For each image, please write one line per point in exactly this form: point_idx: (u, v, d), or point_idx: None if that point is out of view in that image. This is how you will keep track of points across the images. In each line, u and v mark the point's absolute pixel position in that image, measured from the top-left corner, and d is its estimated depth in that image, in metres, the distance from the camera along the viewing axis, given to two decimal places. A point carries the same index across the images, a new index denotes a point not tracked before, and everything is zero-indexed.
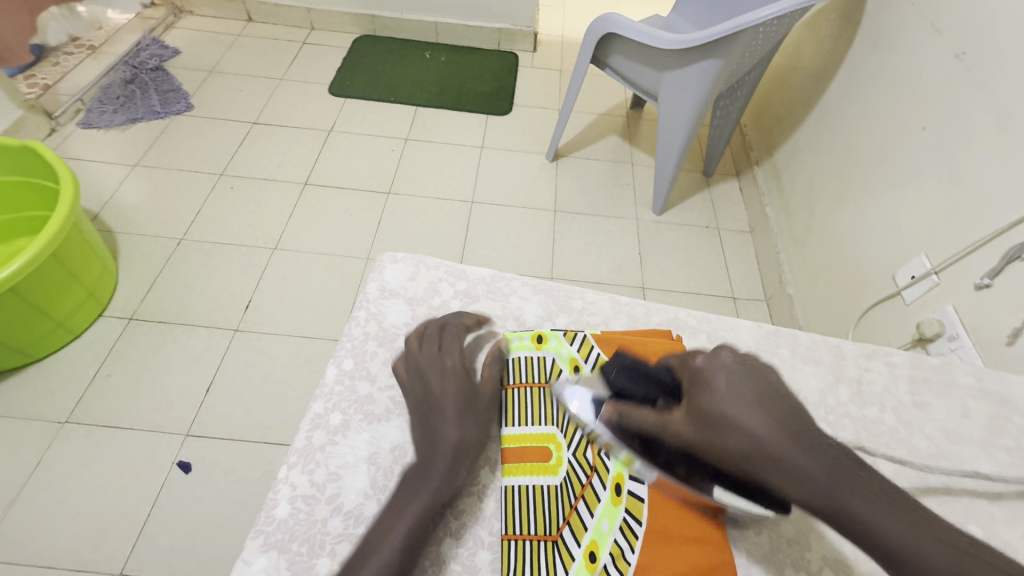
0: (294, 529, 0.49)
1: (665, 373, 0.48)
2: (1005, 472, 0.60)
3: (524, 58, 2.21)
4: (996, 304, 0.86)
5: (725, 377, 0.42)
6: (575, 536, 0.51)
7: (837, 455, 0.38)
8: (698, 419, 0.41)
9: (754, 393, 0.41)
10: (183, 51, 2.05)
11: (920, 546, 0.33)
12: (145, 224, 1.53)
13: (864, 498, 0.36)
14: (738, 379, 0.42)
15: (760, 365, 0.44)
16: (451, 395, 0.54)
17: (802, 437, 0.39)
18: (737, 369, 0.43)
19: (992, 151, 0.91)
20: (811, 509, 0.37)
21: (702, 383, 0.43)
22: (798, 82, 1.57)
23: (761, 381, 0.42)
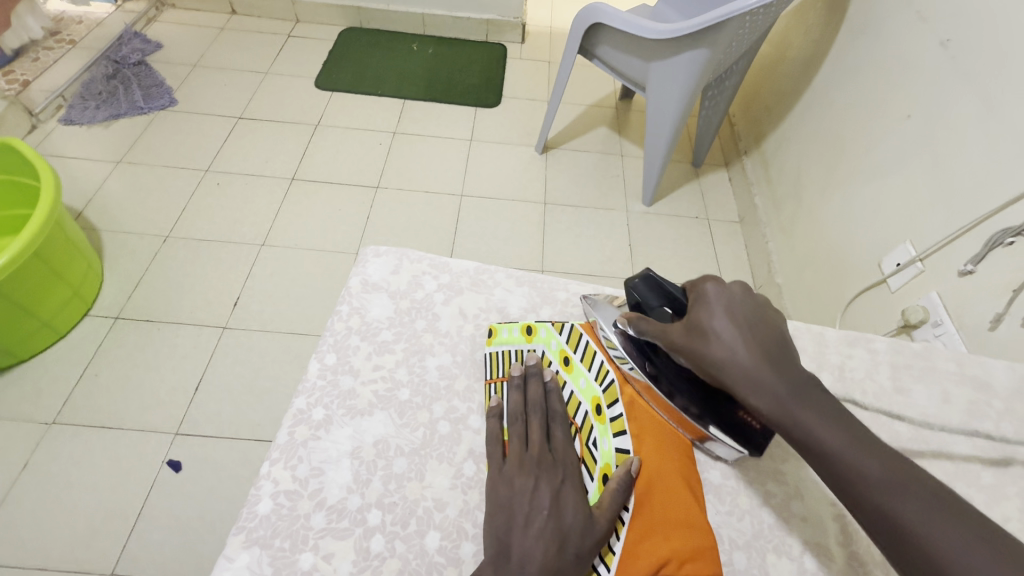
0: (277, 525, 0.49)
1: (680, 293, 0.54)
2: (984, 455, 0.61)
3: (513, 50, 2.19)
4: (980, 290, 0.87)
5: (724, 303, 0.48)
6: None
7: (803, 380, 0.45)
8: (691, 333, 0.49)
9: (743, 316, 0.47)
10: (166, 45, 2.02)
11: (850, 454, 0.40)
12: (130, 222, 1.51)
13: (813, 412, 0.42)
14: (735, 306, 0.48)
15: (759, 301, 0.50)
16: (541, 473, 0.51)
17: (774, 360, 0.45)
18: (736, 299, 0.49)
19: (976, 138, 0.91)
20: (765, 415, 0.44)
21: (701, 303, 0.49)
22: (786, 72, 1.58)
23: (756, 312, 0.48)
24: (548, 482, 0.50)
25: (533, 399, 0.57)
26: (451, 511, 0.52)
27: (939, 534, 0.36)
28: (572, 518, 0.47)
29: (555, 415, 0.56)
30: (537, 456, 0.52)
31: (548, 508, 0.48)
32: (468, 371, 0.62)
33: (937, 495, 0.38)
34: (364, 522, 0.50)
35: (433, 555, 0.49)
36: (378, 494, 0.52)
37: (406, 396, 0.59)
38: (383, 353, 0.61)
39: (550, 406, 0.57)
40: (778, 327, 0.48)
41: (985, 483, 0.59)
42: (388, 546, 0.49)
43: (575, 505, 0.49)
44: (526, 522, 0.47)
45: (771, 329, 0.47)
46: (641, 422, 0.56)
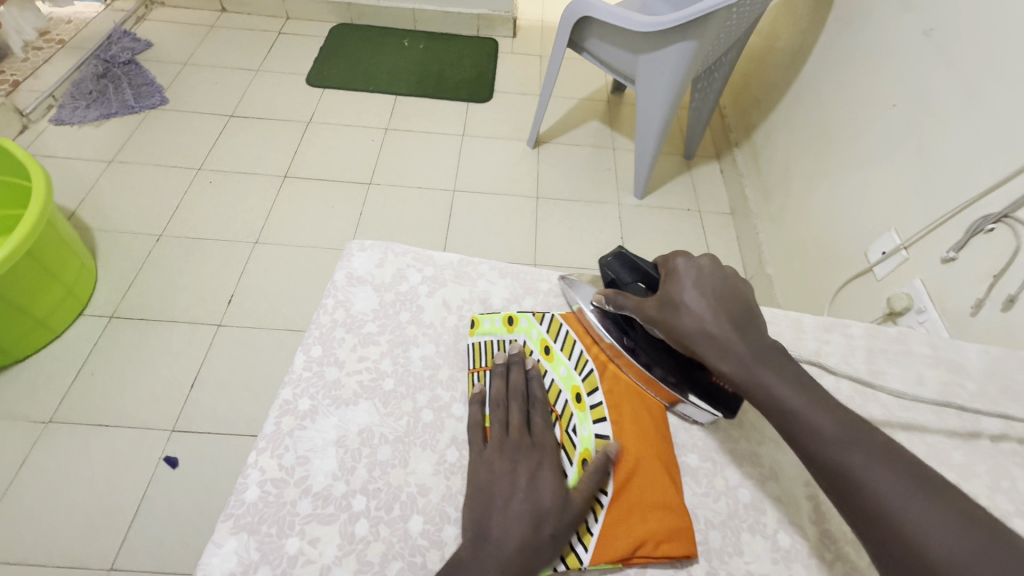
0: (263, 511, 0.50)
1: (652, 269, 0.58)
2: (956, 435, 0.62)
3: (504, 44, 2.19)
4: (961, 276, 0.88)
5: (695, 277, 0.51)
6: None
7: (768, 346, 0.47)
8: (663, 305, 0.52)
9: (713, 289, 0.50)
10: (156, 44, 2.01)
11: (810, 413, 0.42)
12: (122, 221, 1.52)
13: (775, 374, 0.45)
14: (704, 280, 0.51)
15: (734, 275, 0.52)
16: (518, 457, 0.52)
17: (744, 329, 0.48)
18: (707, 272, 0.51)
19: (959, 126, 0.92)
20: (731, 379, 0.47)
21: (674, 278, 0.53)
22: (774, 63, 1.58)
23: (728, 284, 0.51)
24: (524, 463, 0.51)
25: (514, 385, 0.58)
26: (434, 496, 0.53)
27: (889, 485, 0.38)
28: (544, 497, 0.49)
29: (536, 400, 0.58)
30: (516, 438, 0.53)
31: (523, 488, 0.49)
32: (452, 361, 0.63)
33: (889, 451, 0.40)
34: (348, 508, 0.51)
35: (417, 538, 0.51)
36: (363, 481, 0.53)
37: (391, 385, 0.60)
38: (367, 344, 0.62)
39: (532, 390, 0.59)
40: (750, 297, 0.51)
41: (957, 462, 0.60)
42: (372, 530, 0.50)
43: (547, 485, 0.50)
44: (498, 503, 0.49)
45: (740, 299, 0.50)
46: (620, 407, 0.57)
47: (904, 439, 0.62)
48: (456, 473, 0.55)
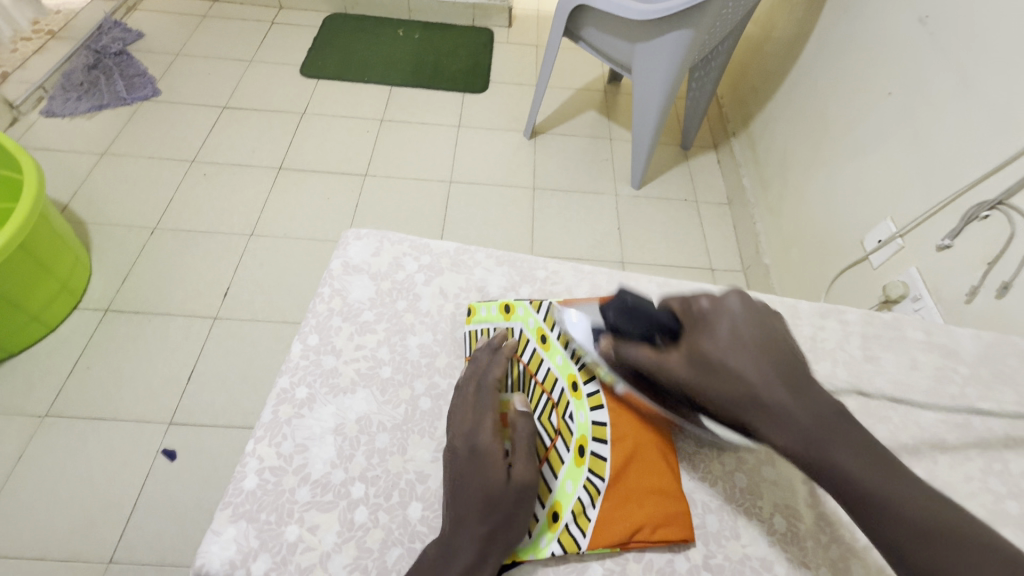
0: (262, 499, 0.50)
1: (668, 318, 0.51)
2: (950, 419, 0.63)
3: (500, 34, 2.17)
4: (956, 264, 0.89)
5: (731, 325, 0.47)
6: (539, 499, 0.53)
7: (828, 411, 0.43)
8: (697, 362, 0.47)
9: (754, 342, 0.46)
10: (148, 34, 1.99)
11: (894, 498, 0.38)
12: (116, 214, 1.50)
13: (844, 449, 0.40)
14: (743, 331, 0.46)
15: (765, 315, 0.49)
16: (467, 449, 0.52)
17: (793, 385, 0.44)
18: (741, 319, 0.47)
19: (953, 114, 0.92)
20: (794, 454, 0.42)
21: (705, 328, 0.48)
22: (771, 52, 1.57)
23: (766, 333, 0.47)
24: (467, 457, 0.51)
25: (477, 374, 0.58)
26: (433, 483, 0.53)
27: None
28: (480, 490, 0.49)
29: (486, 388, 0.56)
30: (461, 430, 0.54)
31: (467, 481, 0.50)
32: (449, 349, 0.63)
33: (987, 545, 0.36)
34: (348, 495, 0.51)
35: (417, 525, 0.51)
36: (361, 468, 0.53)
37: (389, 373, 0.60)
38: (365, 333, 0.62)
39: (483, 379, 0.57)
40: (787, 342, 0.48)
41: (950, 446, 0.61)
42: (371, 517, 0.50)
43: (482, 478, 0.49)
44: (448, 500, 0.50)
45: (783, 353, 0.46)
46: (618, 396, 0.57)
47: (898, 424, 0.62)
48: None
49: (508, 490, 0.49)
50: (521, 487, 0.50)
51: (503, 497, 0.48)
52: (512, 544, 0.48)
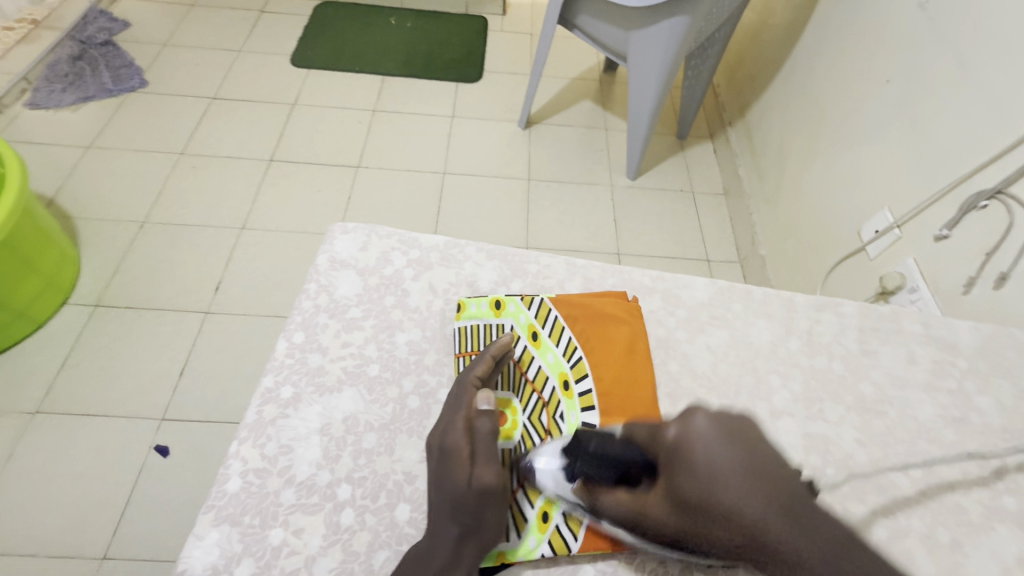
0: (246, 502, 0.49)
1: (636, 454, 0.46)
2: (946, 414, 0.62)
3: (493, 22, 2.14)
4: (953, 254, 0.88)
5: (705, 452, 0.41)
6: (528, 500, 0.52)
7: (838, 538, 0.37)
8: (681, 507, 0.42)
9: (736, 468, 0.40)
10: (134, 24, 1.94)
11: None
12: (104, 208, 1.48)
13: None
14: (722, 456, 0.41)
15: (741, 424, 0.43)
16: (438, 450, 0.50)
17: (795, 516, 0.38)
18: (715, 444, 0.41)
19: (952, 102, 0.91)
20: None
21: (679, 460, 0.43)
22: (768, 39, 1.55)
23: (744, 454, 0.41)
24: (438, 458, 0.49)
25: (466, 369, 0.56)
26: (421, 483, 0.52)
27: None
28: (446, 493, 0.47)
29: (464, 384, 0.54)
30: (437, 428, 0.52)
31: (441, 481, 0.48)
32: (437, 346, 0.62)
33: None
34: (334, 497, 0.51)
35: (405, 526, 0.50)
36: (348, 469, 0.52)
37: (376, 371, 0.59)
38: (351, 330, 0.61)
39: (465, 375, 0.55)
40: (772, 452, 0.42)
41: (947, 441, 0.60)
42: (358, 519, 0.50)
43: (446, 480, 0.47)
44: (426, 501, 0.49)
45: (771, 473, 0.40)
46: (609, 396, 0.57)
47: (894, 418, 0.62)
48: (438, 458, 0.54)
49: (468, 493, 0.46)
50: (485, 489, 0.46)
51: (465, 501, 0.46)
52: (487, 544, 0.47)
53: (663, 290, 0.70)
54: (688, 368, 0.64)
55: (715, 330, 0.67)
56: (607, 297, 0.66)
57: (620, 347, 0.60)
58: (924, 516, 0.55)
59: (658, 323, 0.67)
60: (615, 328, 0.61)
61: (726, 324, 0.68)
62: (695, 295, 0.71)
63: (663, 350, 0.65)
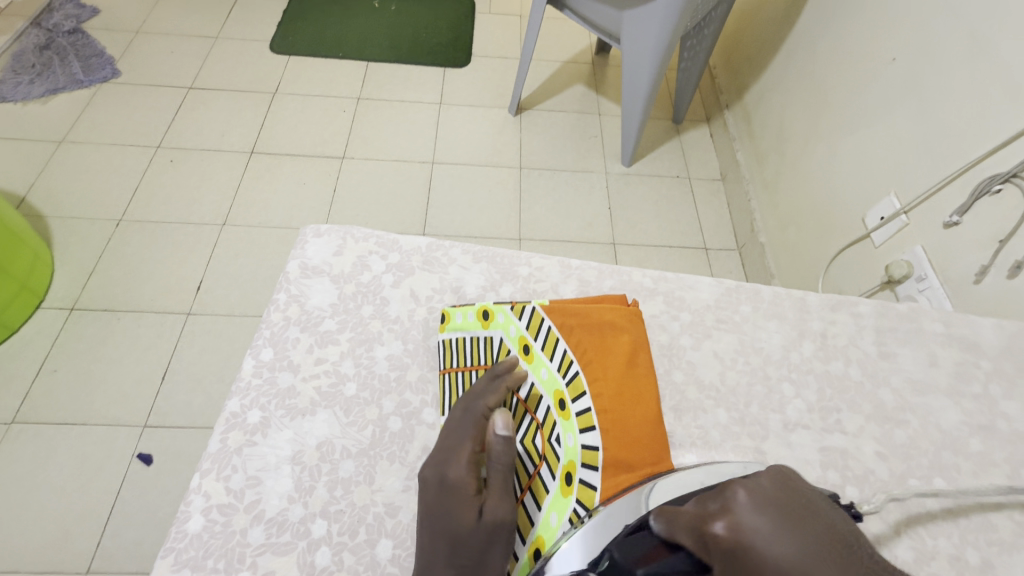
0: (209, 543, 0.47)
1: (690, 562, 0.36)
2: (972, 421, 0.59)
3: (481, 4, 2.06)
4: (965, 243, 0.84)
5: (777, 538, 0.34)
6: (521, 536, 0.50)
7: None
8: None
9: (818, 552, 0.33)
10: (103, 10, 1.85)
11: None
12: (78, 206, 1.41)
13: None
14: (795, 538, 0.34)
15: (785, 493, 0.37)
16: (438, 485, 0.47)
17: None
18: (775, 538, 0.34)
19: (963, 82, 0.86)
20: None
21: (753, 558, 0.34)
22: (767, 18, 1.49)
23: (803, 536, 0.34)
24: (437, 492, 0.47)
25: (470, 395, 0.53)
26: (404, 517, 0.50)
27: None
28: (447, 532, 0.44)
29: (474, 414, 0.51)
30: (435, 459, 0.49)
31: (437, 516, 0.45)
32: (420, 361, 0.59)
33: None
34: (308, 534, 0.48)
35: (387, 566, 0.47)
36: (323, 502, 0.50)
37: (354, 391, 0.56)
38: (326, 344, 0.58)
39: (475, 404, 0.52)
40: (827, 520, 0.36)
41: (973, 450, 0.57)
42: (334, 559, 0.47)
43: (447, 517, 0.45)
44: (416, 540, 0.46)
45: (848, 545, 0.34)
46: (609, 414, 0.53)
47: (916, 426, 0.58)
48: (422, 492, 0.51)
49: (477, 532, 0.44)
50: (495, 525, 0.44)
51: (471, 539, 0.44)
52: None
53: (666, 293, 0.66)
54: (694, 377, 0.60)
55: (723, 334, 0.63)
56: (606, 301, 0.62)
57: (621, 358, 0.56)
58: (951, 533, 0.52)
59: (661, 329, 0.63)
60: (615, 337, 0.57)
61: (734, 327, 0.64)
62: (700, 296, 0.66)
63: (666, 358, 0.61)
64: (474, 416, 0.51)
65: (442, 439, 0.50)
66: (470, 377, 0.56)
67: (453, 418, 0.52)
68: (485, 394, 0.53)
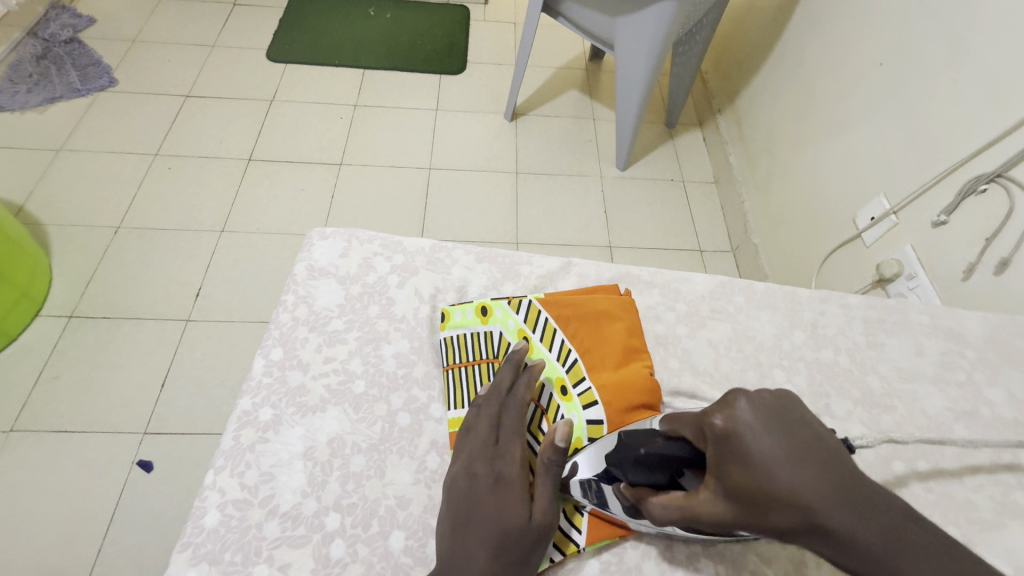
0: (226, 538, 0.48)
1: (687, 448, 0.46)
2: (957, 407, 0.60)
3: (476, 11, 2.08)
4: (953, 240, 0.86)
5: (756, 435, 0.41)
6: None
7: (892, 515, 0.38)
8: (734, 501, 0.41)
9: (793, 449, 0.39)
10: (100, 20, 1.86)
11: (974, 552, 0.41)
12: (76, 214, 1.42)
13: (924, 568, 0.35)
14: (773, 435, 0.40)
15: (782, 404, 0.42)
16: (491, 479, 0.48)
17: (851, 496, 0.38)
18: (764, 436, 0.40)
19: (946, 84, 0.89)
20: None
21: (734, 446, 0.41)
22: (756, 23, 1.53)
23: (786, 437, 0.40)
24: (488, 486, 0.48)
25: (503, 387, 0.54)
26: (416, 508, 0.51)
27: None
28: (498, 525, 0.46)
29: (519, 411, 0.53)
30: (483, 453, 0.50)
31: (486, 509, 0.46)
32: (426, 358, 0.60)
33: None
34: (322, 527, 0.49)
35: (401, 556, 0.48)
36: (335, 496, 0.51)
37: (362, 388, 0.57)
38: (334, 344, 0.59)
39: (518, 401, 0.53)
40: (817, 428, 0.41)
41: (957, 435, 0.59)
42: (349, 551, 0.48)
43: (501, 508, 0.46)
44: (455, 527, 0.46)
45: (823, 451, 0.40)
46: (610, 395, 0.55)
47: (903, 412, 0.60)
48: (436, 484, 0.53)
49: (529, 529, 0.46)
50: (544, 525, 0.47)
51: (522, 536, 0.46)
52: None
53: (662, 285, 0.67)
54: (689, 364, 0.62)
55: (717, 324, 0.65)
56: (601, 292, 0.64)
57: (617, 345, 0.59)
58: (936, 513, 0.53)
59: (656, 319, 0.65)
60: (610, 325, 0.60)
61: (728, 317, 0.66)
62: (695, 288, 0.68)
63: (662, 347, 0.63)
64: (518, 413, 0.53)
65: (487, 432, 0.52)
66: (474, 371, 0.58)
67: (497, 412, 0.53)
68: (526, 390, 0.54)
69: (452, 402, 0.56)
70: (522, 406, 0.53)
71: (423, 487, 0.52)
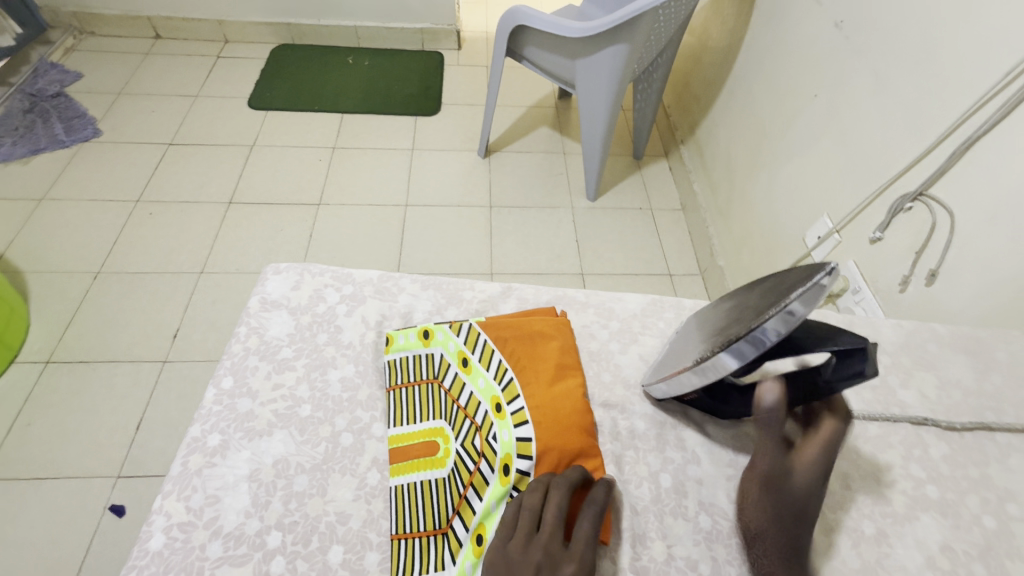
0: (170, 559, 0.51)
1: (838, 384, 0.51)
2: (873, 408, 0.64)
3: (449, 56, 2.20)
4: (891, 254, 0.91)
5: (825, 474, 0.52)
6: (464, 524, 0.54)
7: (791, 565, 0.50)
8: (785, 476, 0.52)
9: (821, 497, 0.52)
10: (87, 75, 1.94)
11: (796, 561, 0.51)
12: (57, 260, 1.44)
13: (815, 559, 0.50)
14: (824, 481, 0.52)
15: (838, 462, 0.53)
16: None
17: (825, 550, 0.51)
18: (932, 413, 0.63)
19: (871, 112, 0.96)
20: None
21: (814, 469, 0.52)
22: (708, 61, 1.63)
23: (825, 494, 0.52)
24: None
25: (570, 478, 0.53)
26: (354, 523, 0.55)
27: None
28: None
29: (592, 505, 0.52)
30: (545, 545, 0.48)
31: None
32: (370, 380, 0.65)
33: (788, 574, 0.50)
34: (263, 546, 0.52)
35: (338, 570, 0.52)
36: (278, 515, 0.54)
37: (308, 412, 0.61)
38: (283, 371, 0.64)
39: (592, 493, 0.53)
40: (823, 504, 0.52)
41: (871, 434, 0.61)
42: (288, 566, 0.51)
43: None
44: None
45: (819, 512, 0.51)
46: (541, 409, 0.58)
47: None
48: (376, 496, 0.57)
49: None
50: None
51: None
52: None
53: (597, 305, 0.75)
54: (620, 378, 0.68)
55: (648, 339, 0.72)
56: (538, 314, 0.70)
57: (551, 363, 0.62)
58: (851, 508, 0.56)
59: (591, 337, 0.71)
60: (545, 344, 0.64)
61: (658, 333, 0.73)
62: (628, 307, 0.75)
63: (595, 362, 0.69)
64: (592, 510, 0.52)
65: (553, 518, 0.50)
66: (412, 391, 0.63)
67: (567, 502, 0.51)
68: (600, 487, 0.54)
69: (391, 421, 0.61)
70: (595, 504, 0.52)
71: (362, 502, 0.56)
